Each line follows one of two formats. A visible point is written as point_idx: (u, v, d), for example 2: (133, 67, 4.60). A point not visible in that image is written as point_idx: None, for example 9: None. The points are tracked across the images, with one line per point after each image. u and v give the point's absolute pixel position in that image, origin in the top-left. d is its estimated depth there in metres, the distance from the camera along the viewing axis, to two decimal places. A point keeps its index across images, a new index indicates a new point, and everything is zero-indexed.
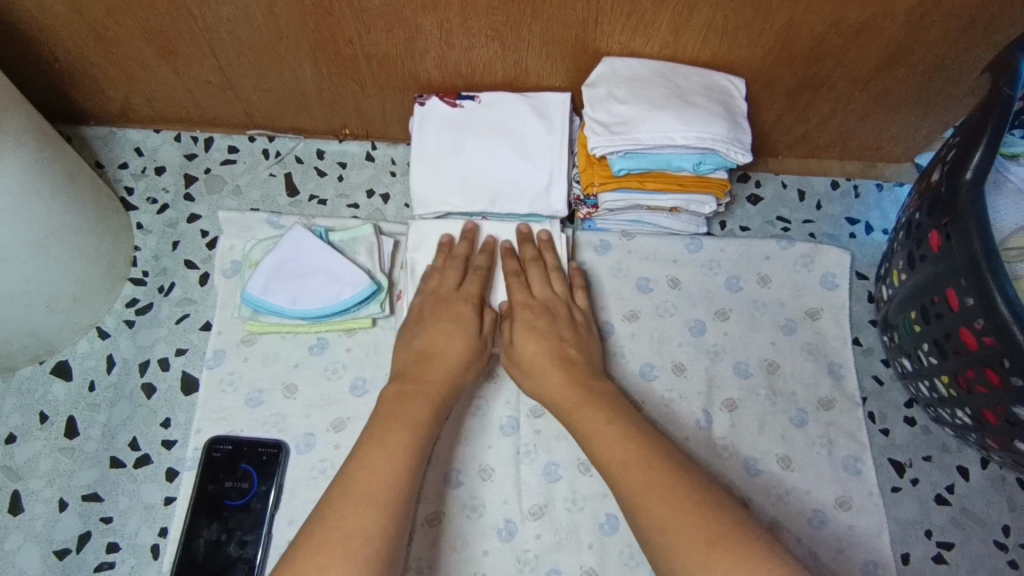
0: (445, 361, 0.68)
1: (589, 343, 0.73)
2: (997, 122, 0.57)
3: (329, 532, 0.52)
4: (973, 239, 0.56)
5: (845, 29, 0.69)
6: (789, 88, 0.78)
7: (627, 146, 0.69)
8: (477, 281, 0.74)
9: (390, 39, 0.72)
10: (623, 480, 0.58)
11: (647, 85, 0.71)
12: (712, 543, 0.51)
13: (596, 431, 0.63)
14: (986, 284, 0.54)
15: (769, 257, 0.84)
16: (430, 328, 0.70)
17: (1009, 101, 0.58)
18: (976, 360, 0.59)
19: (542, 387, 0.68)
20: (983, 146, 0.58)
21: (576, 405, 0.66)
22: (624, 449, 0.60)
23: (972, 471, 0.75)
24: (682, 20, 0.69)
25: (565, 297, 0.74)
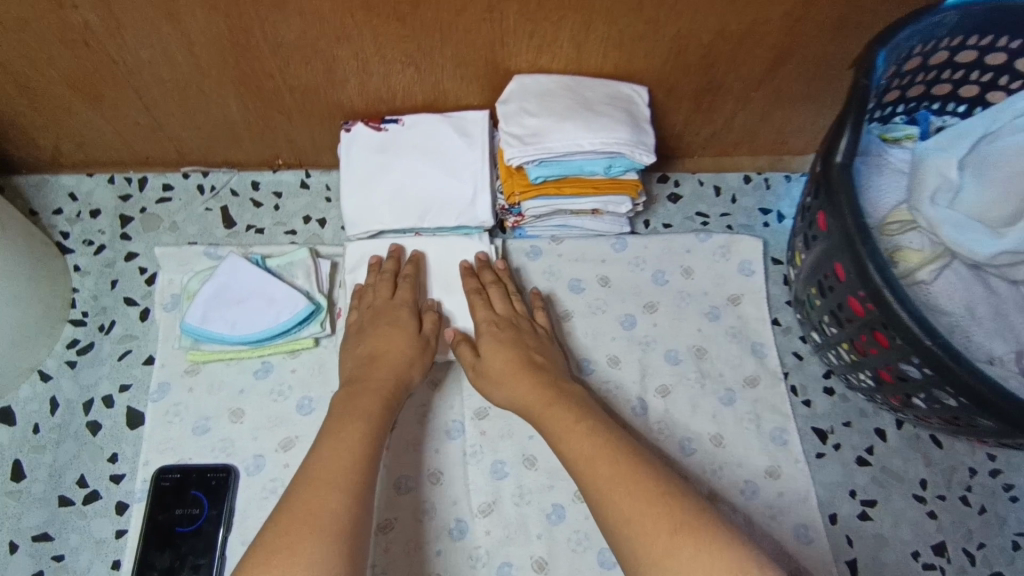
0: (387, 359, 0.71)
1: (540, 347, 0.75)
2: (859, 108, 0.63)
3: (298, 514, 0.55)
4: (846, 215, 0.61)
5: (731, 36, 0.75)
6: (690, 92, 0.84)
7: (539, 155, 0.73)
8: (407, 286, 0.77)
9: (310, 71, 0.76)
10: (591, 475, 0.60)
11: (555, 99, 0.76)
12: (675, 532, 0.52)
13: (566, 430, 0.64)
14: (859, 254, 0.60)
15: (690, 250, 0.90)
16: (370, 333, 0.74)
17: (867, 89, 0.64)
18: (865, 325, 0.64)
19: (514, 391, 0.70)
20: (849, 131, 0.63)
21: (549, 403, 0.67)
22: (592, 444, 0.62)
23: (889, 432, 0.81)
24: (582, 37, 0.74)
25: (515, 317, 0.77)
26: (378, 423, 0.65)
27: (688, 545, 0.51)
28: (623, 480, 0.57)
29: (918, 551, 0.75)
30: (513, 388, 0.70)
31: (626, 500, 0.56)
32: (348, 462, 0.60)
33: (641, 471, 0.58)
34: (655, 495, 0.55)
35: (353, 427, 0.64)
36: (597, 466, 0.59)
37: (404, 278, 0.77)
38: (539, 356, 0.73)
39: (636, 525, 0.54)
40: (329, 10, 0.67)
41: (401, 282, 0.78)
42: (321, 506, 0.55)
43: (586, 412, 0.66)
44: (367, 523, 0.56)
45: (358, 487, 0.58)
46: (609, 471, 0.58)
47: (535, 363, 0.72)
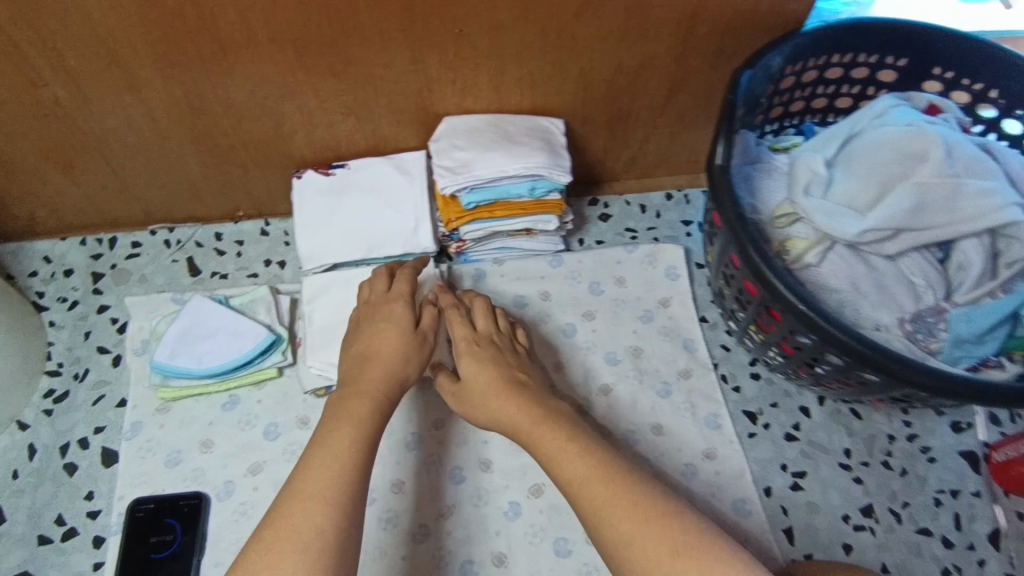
0: (379, 359, 0.73)
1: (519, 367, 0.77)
2: (728, 119, 0.74)
3: (277, 532, 0.55)
4: (728, 210, 0.71)
5: (629, 70, 0.86)
6: (604, 121, 0.95)
7: (470, 182, 0.82)
8: (403, 280, 0.81)
9: (261, 126, 0.85)
10: (584, 496, 0.61)
11: (480, 134, 0.85)
12: (678, 555, 0.54)
13: (559, 449, 0.65)
14: (742, 241, 0.69)
15: (620, 261, 0.99)
16: (366, 332, 0.76)
17: (733, 103, 0.75)
18: (761, 303, 0.73)
19: (500, 411, 0.72)
20: (723, 139, 0.74)
21: (536, 422, 0.69)
22: (585, 465, 0.63)
23: (813, 409, 0.89)
24: (498, 80, 0.84)
25: (492, 342, 0.80)
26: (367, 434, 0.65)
27: (693, 565, 0.53)
28: (615, 498, 0.59)
29: (848, 515, 0.82)
30: (491, 411, 0.73)
31: (626, 523, 0.57)
32: (332, 474, 0.60)
33: (627, 488, 0.60)
34: (658, 517, 0.57)
35: (339, 437, 0.64)
36: (591, 488, 0.61)
37: (399, 273, 0.82)
38: (514, 371, 0.76)
39: (639, 548, 0.55)
40: (272, 72, 0.77)
41: (398, 276, 0.82)
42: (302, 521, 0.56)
43: (574, 427, 0.68)
44: (353, 533, 0.57)
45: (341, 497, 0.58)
46: (604, 490, 0.60)
47: (521, 385, 0.74)
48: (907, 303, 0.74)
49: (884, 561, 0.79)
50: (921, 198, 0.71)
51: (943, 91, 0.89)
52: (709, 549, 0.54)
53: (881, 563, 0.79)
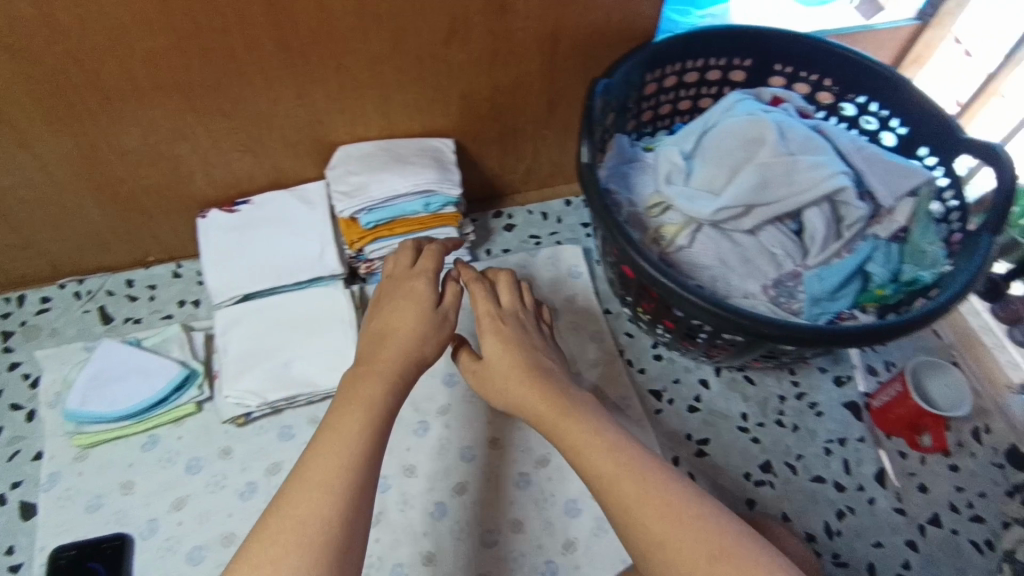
0: (398, 338, 0.73)
1: (542, 352, 0.78)
2: (586, 122, 0.81)
3: (282, 523, 0.55)
4: (595, 203, 0.78)
5: (506, 88, 0.93)
6: (494, 137, 1.02)
7: (366, 203, 0.87)
8: (428, 257, 0.82)
9: (159, 171, 0.88)
10: (614, 493, 0.60)
11: (372, 158, 0.91)
12: (714, 560, 0.53)
13: (584, 442, 0.65)
14: (611, 230, 0.76)
15: (526, 265, 1.05)
16: (387, 307, 0.77)
17: (591, 106, 0.82)
18: (639, 284, 0.80)
19: (522, 395, 0.72)
20: (585, 139, 0.81)
21: (561, 414, 0.69)
22: (612, 461, 0.62)
23: (711, 380, 0.96)
24: (385, 107, 0.90)
25: (515, 322, 0.81)
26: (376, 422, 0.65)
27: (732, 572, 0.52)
28: (643, 501, 0.58)
29: (749, 472, 0.89)
30: (510, 389, 0.74)
31: (658, 521, 0.57)
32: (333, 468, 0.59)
33: (650, 487, 0.59)
34: (689, 518, 0.56)
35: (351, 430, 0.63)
36: (619, 486, 0.60)
37: (426, 249, 0.83)
38: (534, 353, 0.77)
39: (672, 550, 0.55)
40: (162, 117, 0.81)
41: (423, 255, 0.83)
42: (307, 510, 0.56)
43: (598, 425, 0.67)
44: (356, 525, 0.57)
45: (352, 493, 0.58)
46: (636, 490, 0.59)
47: (541, 369, 0.75)
48: (768, 270, 0.83)
49: (784, 510, 0.86)
50: (764, 176, 0.80)
51: (787, 84, 0.99)
52: (737, 551, 0.54)
53: (782, 513, 0.86)
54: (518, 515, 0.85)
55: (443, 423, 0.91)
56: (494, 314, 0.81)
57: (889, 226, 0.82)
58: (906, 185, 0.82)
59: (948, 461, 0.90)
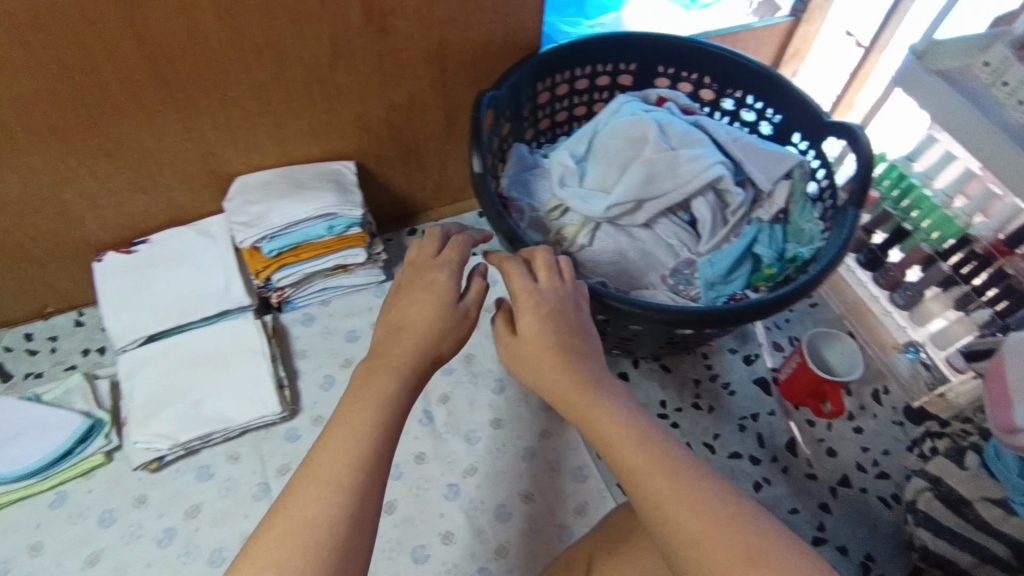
0: (414, 331, 0.62)
1: (582, 335, 0.65)
2: (473, 137, 0.82)
3: (286, 515, 0.48)
4: (489, 213, 0.80)
5: (401, 107, 0.95)
6: (397, 155, 1.03)
7: (267, 231, 0.87)
8: (454, 249, 0.69)
9: (46, 218, 0.85)
10: (640, 486, 0.53)
11: (270, 187, 0.91)
12: (752, 561, 0.46)
13: (612, 434, 0.57)
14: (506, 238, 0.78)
15: None
16: (405, 299, 0.65)
17: (477, 120, 0.83)
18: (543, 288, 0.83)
19: (547, 375, 0.62)
20: (473, 151, 0.83)
21: (589, 404, 0.59)
22: (645, 454, 0.54)
23: (630, 372, 0.99)
24: (279, 134, 0.90)
25: (553, 294, 0.67)
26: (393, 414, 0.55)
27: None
28: (676, 497, 0.50)
29: None
30: (541, 375, 0.63)
31: (694, 520, 0.49)
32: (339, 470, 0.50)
33: (683, 483, 0.51)
34: (729, 520, 0.49)
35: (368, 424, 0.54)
36: (649, 482, 0.52)
37: (453, 239, 0.71)
38: (574, 337, 0.64)
39: (707, 550, 0.47)
40: (42, 163, 0.79)
41: (448, 244, 0.71)
42: (308, 516, 0.48)
43: (635, 420, 0.58)
44: (361, 535, 0.49)
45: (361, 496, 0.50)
46: (670, 487, 0.51)
47: (576, 354, 0.63)
48: (667, 261, 0.87)
49: None
50: (649, 172, 0.84)
51: (671, 84, 1.04)
52: (776, 553, 0.47)
53: None
54: (449, 527, 0.85)
55: None
56: (531, 292, 0.66)
57: (770, 209, 0.87)
58: (781, 168, 0.88)
59: (852, 423, 0.95)
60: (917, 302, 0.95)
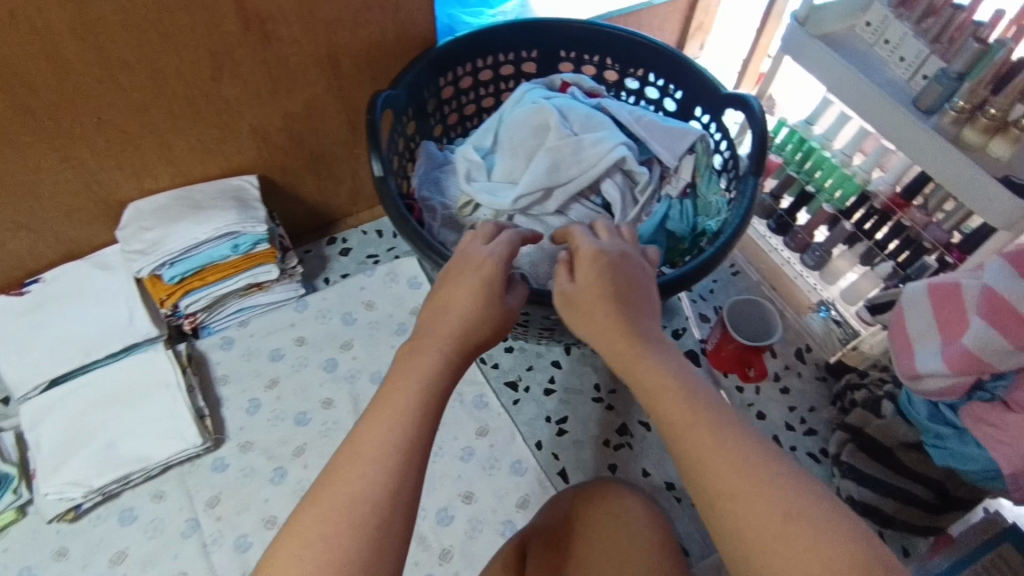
0: (457, 317, 0.57)
1: (643, 286, 0.66)
2: (371, 141, 0.79)
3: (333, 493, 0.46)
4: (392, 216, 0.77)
5: (297, 114, 0.91)
6: (303, 163, 0.99)
7: (166, 258, 0.83)
8: (503, 240, 0.64)
9: None
10: (680, 441, 0.52)
11: (166, 210, 0.86)
12: (790, 518, 0.46)
13: (656, 389, 0.56)
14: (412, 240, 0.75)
15: (364, 286, 1.05)
16: (453, 285, 0.60)
17: (374, 123, 0.80)
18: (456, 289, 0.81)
19: (605, 330, 0.62)
20: (372, 153, 0.79)
21: (636, 353, 0.59)
22: (689, 409, 0.53)
23: (562, 360, 1.00)
24: (169, 155, 0.86)
25: (615, 249, 0.67)
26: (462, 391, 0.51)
27: (807, 532, 0.45)
28: (717, 454, 0.50)
29: (607, 439, 0.93)
30: (600, 329, 0.62)
31: (733, 474, 0.49)
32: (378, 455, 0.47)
33: (723, 439, 0.51)
34: (768, 477, 0.48)
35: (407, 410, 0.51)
36: (693, 434, 0.52)
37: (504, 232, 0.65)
38: (634, 291, 0.64)
39: (745, 503, 0.47)
40: None
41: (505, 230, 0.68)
42: (351, 494, 0.45)
43: (684, 374, 0.57)
44: (394, 520, 0.45)
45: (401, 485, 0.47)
46: (711, 440, 0.51)
47: (637, 308, 0.63)
48: None
49: (643, 467, 0.91)
50: (554, 159, 0.84)
51: (575, 68, 1.04)
52: (814, 510, 0.46)
53: (642, 469, 0.90)
54: None
55: (301, 464, 0.88)
56: (596, 247, 0.66)
57: (677, 184, 0.89)
58: (683, 144, 0.89)
59: (779, 384, 0.98)
60: (826, 262, 0.98)
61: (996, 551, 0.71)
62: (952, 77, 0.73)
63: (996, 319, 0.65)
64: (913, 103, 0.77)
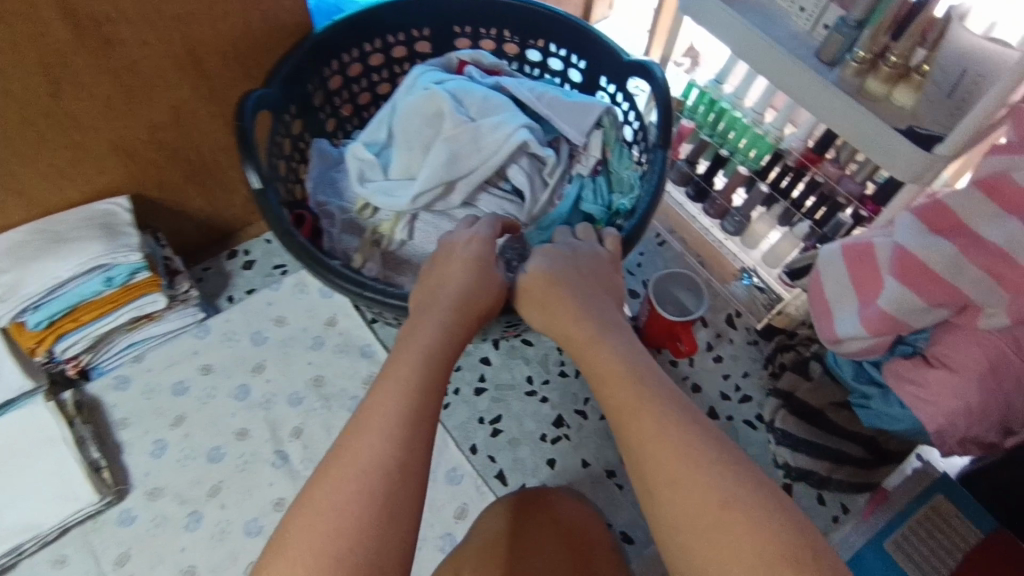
0: (439, 301, 0.60)
1: (604, 275, 0.68)
2: (242, 150, 0.69)
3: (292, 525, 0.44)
4: (272, 227, 0.68)
5: (165, 124, 0.81)
6: (184, 176, 0.89)
7: (25, 302, 0.75)
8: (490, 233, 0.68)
9: None
10: (627, 427, 0.53)
11: (21, 247, 0.77)
12: (724, 506, 0.46)
13: (603, 375, 0.57)
14: (296, 248, 0.67)
15: (271, 301, 0.97)
16: (446, 267, 0.64)
17: (245, 130, 0.70)
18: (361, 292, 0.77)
19: (558, 322, 0.63)
20: (246, 159, 0.69)
21: (589, 338, 0.60)
22: (631, 393, 0.54)
23: (491, 355, 0.96)
24: (18, 185, 0.75)
25: (567, 246, 0.70)
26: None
27: (740, 517, 0.46)
28: (660, 439, 0.50)
29: (544, 434, 0.90)
30: (559, 323, 0.63)
31: (672, 462, 0.49)
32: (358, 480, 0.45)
33: (668, 427, 0.51)
34: (706, 466, 0.48)
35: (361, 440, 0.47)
36: (639, 422, 0.52)
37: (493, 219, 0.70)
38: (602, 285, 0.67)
39: (682, 488, 0.48)
40: None
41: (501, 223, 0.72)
42: (315, 526, 0.43)
43: (636, 360, 0.57)
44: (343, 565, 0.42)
45: (384, 519, 0.44)
46: (654, 429, 0.51)
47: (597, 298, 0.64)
48: None
49: (582, 457, 0.88)
50: (452, 150, 0.78)
51: (473, 43, 0.96)
52: (743, 495, 0.47)
53: (581, 460, 0.88)
54: None
55: (218, 505, 0.83)
56: (548, 247, 0.69)
57: (587, 163, 0.84)
58: (590, 120, 0.84)
59: (712, 354, 0.97)
60: (746, 226, 0.96)
61: (928, 504, 0.73)
62: (851, 25, 0.69)
63: (908, 277, 0.64)
64: (816, 55, 0.73)
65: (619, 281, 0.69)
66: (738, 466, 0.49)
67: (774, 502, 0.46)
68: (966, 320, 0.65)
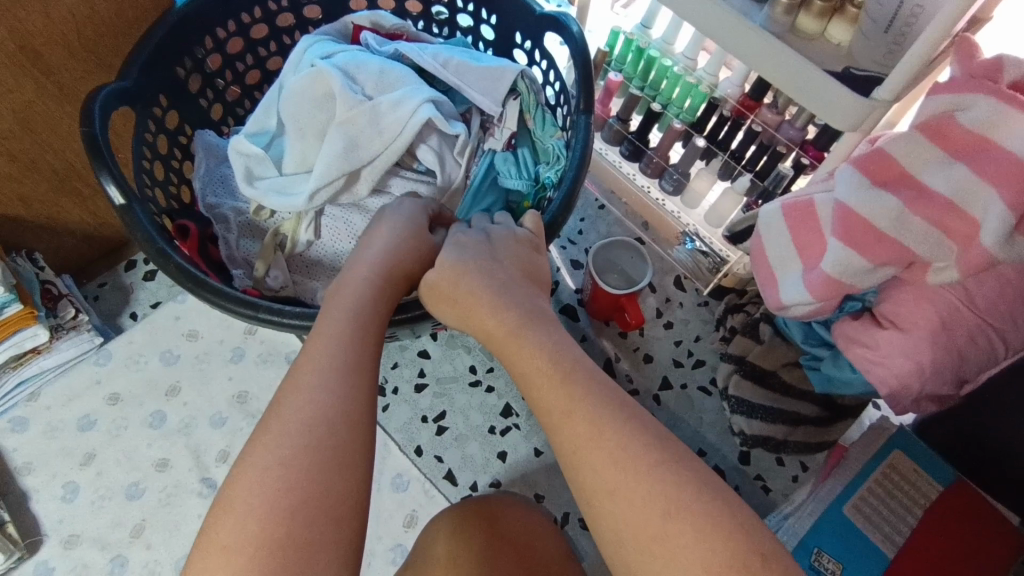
0: (347, 283, 0.51)
1: (523, 255, 0.58)
2: (94, 160, 0.57)
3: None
4: (143, 245, 0.58)
5: (12, 132, 0.69)
6: (52, 188, 0.78)
7: None
8: (423, 223, 0.60)
9: None
10: (553, 434, 0.44)
11: None
12: (669, 514, 0.38)
13: (525, 373, 0.47)
14: (173, 267, 0.57)
15: (180, 315, 0.88)
16: (388, 233, 0.56)
17: (92, 136, 0.58)
18: (266, 298, 0.68)
19: (471, 314, 0.52)
20: (103, 170, 0.57)
21: (510, 328, 0.49)
22: (557, 388, 0.44)
23: (430, 348, 0.89)
24: None
25: (480, 232, 0.60)
26: (328, 435, 0.38)
27: (688, 527, 0.38)
28: (597, 442, 0.41)
29: (493, 426, 0.85)
30: (473, 316, 0.52)
31: (612, 470, 0.40)
32: (249, 560, 0.35)
33: (605, 427, 0.42)
34: (647, 468, 0.40)
35: (245, 495, 0.36)
36: (570, 425, 0.43)
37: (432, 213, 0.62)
38: (525, 266, 0.57)
39: (622, 499, 0.39)
40: None
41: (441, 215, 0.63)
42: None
43: (564, 349, 0.47)
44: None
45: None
46: (591, 429, 0.42)
47: (516, 284, 0.53)
48: None
49: (535, 446, 0.84)
50: (350, 135, 0.69)
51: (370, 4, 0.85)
52: (693, 498, 0.39)
53: (534, 449, 0.84)
54: None
55: (143, 545, 0.76)
56: (457, 236, 0.58)
57: (501, 136, 0.76)
58: (505, 86, 0.74)
59: (662, 321, 0.92)
60: (685, 184, 0.89)
61: (887, 462, 0.71)
62: None
63: (851, 238, 0.59)
64: None
65: (542, 260, 0.60)
66: (683, 462, 0.40)
67: (728, 504, 0.39)
68: (915, 274, 0.60)
